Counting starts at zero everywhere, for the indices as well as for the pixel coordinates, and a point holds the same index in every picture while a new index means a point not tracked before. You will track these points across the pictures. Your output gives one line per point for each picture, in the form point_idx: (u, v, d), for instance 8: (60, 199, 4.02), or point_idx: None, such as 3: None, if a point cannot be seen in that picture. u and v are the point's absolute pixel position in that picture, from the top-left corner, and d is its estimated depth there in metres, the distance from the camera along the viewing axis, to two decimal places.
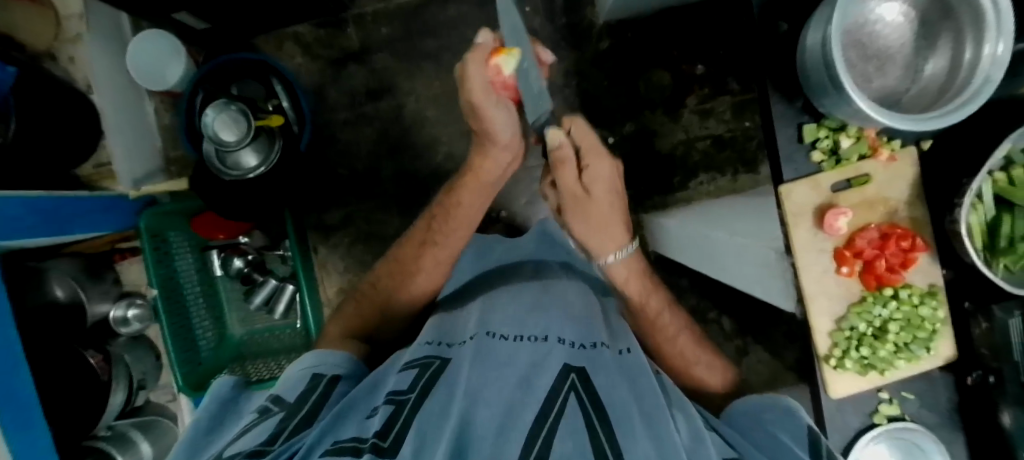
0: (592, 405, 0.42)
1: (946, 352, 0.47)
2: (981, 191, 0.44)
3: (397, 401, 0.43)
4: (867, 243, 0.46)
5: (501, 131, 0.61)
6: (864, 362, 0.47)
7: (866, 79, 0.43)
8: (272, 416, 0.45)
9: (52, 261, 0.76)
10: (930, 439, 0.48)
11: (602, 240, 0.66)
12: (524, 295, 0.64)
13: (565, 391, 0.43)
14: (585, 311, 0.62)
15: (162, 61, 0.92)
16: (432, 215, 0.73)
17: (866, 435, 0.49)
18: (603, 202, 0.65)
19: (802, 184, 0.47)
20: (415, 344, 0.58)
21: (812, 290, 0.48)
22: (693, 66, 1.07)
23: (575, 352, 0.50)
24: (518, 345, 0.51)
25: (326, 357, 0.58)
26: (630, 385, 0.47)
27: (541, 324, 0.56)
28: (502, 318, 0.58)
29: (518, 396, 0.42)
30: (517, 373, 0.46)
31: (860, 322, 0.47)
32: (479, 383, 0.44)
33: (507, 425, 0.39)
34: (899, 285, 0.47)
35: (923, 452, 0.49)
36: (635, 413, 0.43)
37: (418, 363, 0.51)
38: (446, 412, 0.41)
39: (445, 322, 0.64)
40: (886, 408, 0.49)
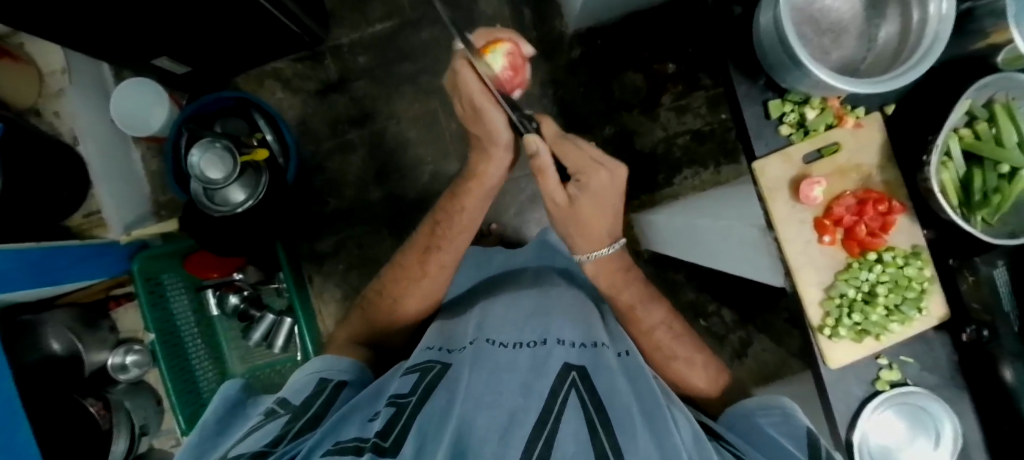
0: (593, 404, 0.42)
1: (938, 311, 0.48)
2: (948, 148, 0.45)
3: (398, 404, 0.43)
4: (844, 210, 0.47)
5: (502, 134, 0.62)
6: (858, 329, 0.47)
7: (824, 52, 0.44)
8: (278, 418, 0.46)
9: (47, 312, 0.76)
10: (932, 399, 0.48)
11: (584, 242, 0.67)
12: (524, 300, 0.64)
13: (566, 391, 0.43)
14: (583, 313, 0.62)
15: (146, 106, 0.95)
16: (434, 222, 0.72)
17: (870, 404, 0.49)
18: (585, 210, 0.64)
19: (775, 158, 0.49)
20: (417, 349, 0.58)
21: (798, 261, 0.49)
22: (664, 65, 1.10)
23: (576, 354, 0.50)
24: (519, 347, 0.51)
25: (333, 363, 0.59)
26: (631, 385, 0.47)
27: (541, 325, 0.56)
28: (502, 325, 0.57)
29: (518, 395, 0.42)
30: (518, 376, 0.46)
31: (849, 288, 0.47)
32: (479, 383, 0.44)
33: (508, 422, 0.39)
34: (883, 249, 0.48)
35: (931, 416, 0.48)
36: (635, 412, 0.43)
37: (420, 367, 0.52)
38: (447, 412, 0.41)
39: (445, 328, 0.64)
40: (887, 374, 0.50)
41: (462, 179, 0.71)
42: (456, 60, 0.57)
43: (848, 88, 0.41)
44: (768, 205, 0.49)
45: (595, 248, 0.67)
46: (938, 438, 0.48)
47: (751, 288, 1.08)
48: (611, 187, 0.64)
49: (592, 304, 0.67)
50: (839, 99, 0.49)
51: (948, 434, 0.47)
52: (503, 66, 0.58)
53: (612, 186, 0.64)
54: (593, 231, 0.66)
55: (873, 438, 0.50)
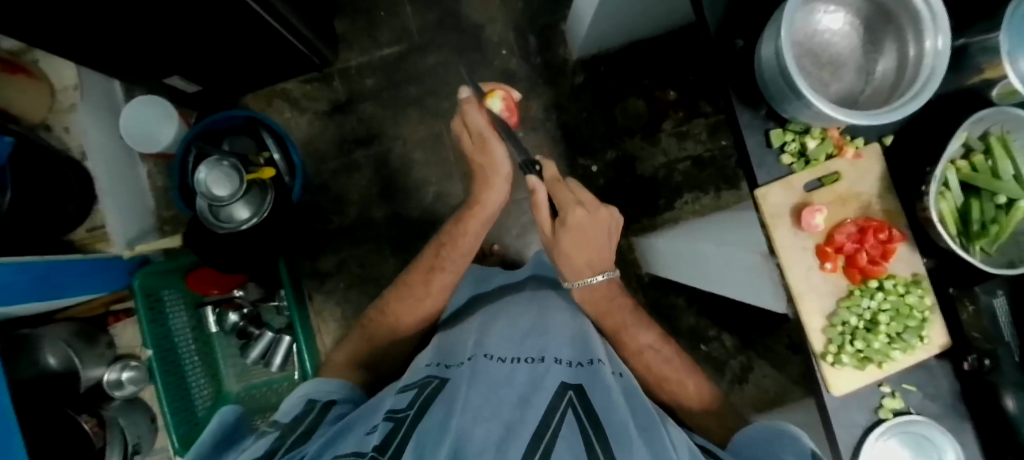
0: (590, 422, 0.41)
1: (939, 340, 0.48)
2: (946, 179, 0.46)
3: (398, 417, 0.43)
4: (845, 238, 0.48)
5: (501, 164, 0.73)
6: (860, 356, 0.48)
7: (823, 84, 0.46)
8: (267, 435, 0.46)
9: (44, 328, 0.75)
10: (937, 429, 0.48)
11: (573, 269, 0.69)
12: (522, 316, 0.61)
13: (563, 407, 0.42)
14: (582, 330, 0.60)
15: (154, 124, 0.96)
16: (440, 243, 0.74)
17: (874, 432, 0.49)
18: (570, 232, 0.68)
19: (776, 186, 0.50)
20: (416, 365, 0.57)
21: (801, 288, 0.49)
22: (665, 92, 1.12)
23: (572, 373, 0.49)
24: (515, 363, 0.50)
25: (321, 385, 0.57)
26: (627, 405, 0.46)
27: (538, 341, 0.55)
28: (499, 339, 0.56)
29: (514, 412, 0.41)
30: (515, 392, 0.45)
31: (851, 316, 0.48)
32: (479, 397, 0.43)
33: (506, 439, 0.38)
34: (883, 276, 0.48)
35: (936, 447, 0.49)
36: (632, 432, 0.42)
37: (418, 381, 0.50)
38: (444, 426, 0.40)
39: (444, 343, 0.63)
40: (890, 403, 0.49)
41: (467, 209, 0.76)
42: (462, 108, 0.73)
43: (841, 120, 0.43)
44: (770, 233, 0.50)
45: (582, 276, 0.68)
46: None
47: (752, 313, 1.08)
48: (590, 223, 0.68)
49: (582, 313, 0.66)
50: (839, 130, 0.50)
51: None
52: (502, 107, 0.71)
53: (595, 219, 0.69)
54: (572, 247, 0.68)
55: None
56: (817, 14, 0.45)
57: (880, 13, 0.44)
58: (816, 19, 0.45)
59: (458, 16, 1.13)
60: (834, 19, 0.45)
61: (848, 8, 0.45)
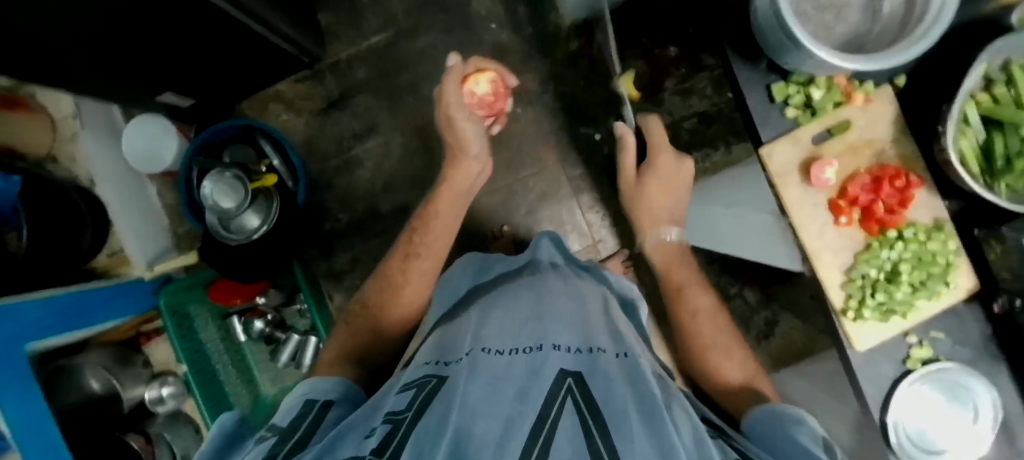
0: (587, 407, 0.40)
1: (966, 283, 0.47)
2: (966, 114, 0.44)
3: (394, 420, 0.42)
4: (857, 188, 0.47)
5: (473, 144, 0.77)
6: (882, 309, 0.46)
7: (827, 28, 0.43)
8: (266, 440, 0.43)
9: (80, 356, 0.78)
10: (967, 373, 0.47)
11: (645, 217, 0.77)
12: (521, 306, 0.61)
13: (562, 396, 0.41)
14: (582, 317, 0.59)
15: (156, 143, 0.97)
16: (412, 229, 0.78)
17: (905, 384, 0.48)
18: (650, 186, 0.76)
19: (782, 142, 0.48)
20: (414, 365, 0.56)
21: (816, 247, 0.48)
22: (664, 48, 1.07)
23: (572, 359, 0.48)
24: (512, 355, 0.48)
25: (316, 387, 0.56)
26: (628, 387, 0.45)
27: (535, 330, 0.54)
28: (496, 331, 0.55)
29: (512, 403, 0.40)
30: (514, 385, 0.43)
31: (870, 269, 0.47)
32: (478, 394, 0.42)
33: (503, 430, 0.37)
34: (903, 225, 0.47)
35: (967, 390, 0.48)
36: (633, 412, 0.40)
37: (415, 382, 0.49)
38: (442, 424, 0.38)
39: (443, 340, 0.61)
40: (918, 352, 0.49)
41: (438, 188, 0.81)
42: (449, 87, 0.75)
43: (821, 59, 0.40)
44: (779, 191, 0.48)
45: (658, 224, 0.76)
46: (982, 408, 0.47)
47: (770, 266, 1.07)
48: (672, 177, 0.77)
49: (584, 296, 0.66)
50: (846, 76, 0.47)
51: (989, 399, 0.47)
52: None
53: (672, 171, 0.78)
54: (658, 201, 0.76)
55: (922, 431, 0.49)
56: None
57: None
58: None
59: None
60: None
61: None
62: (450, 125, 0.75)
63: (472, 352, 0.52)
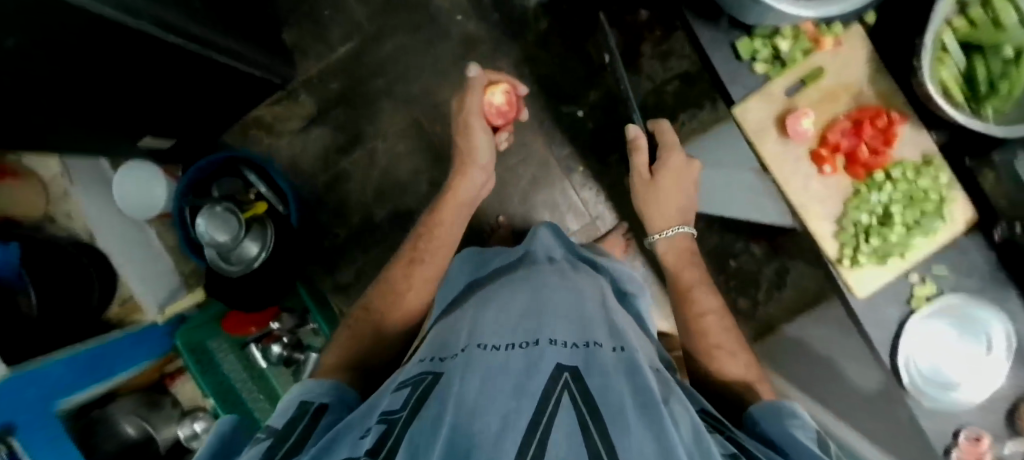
0: (584, 402, 0.39)
1: (961, 215, 0.46)
2: (943, 42, 0.41)
3: (390, 419, 0.41)
4: (837, 134, 0.45)
5: (481, 154, 0.78)
6: (879, 253, 0.45)
7: None
8: (259, 444, 0.40)
9: (113, 406, 0.81)
10: (976, 305, 0.46)
11: (655, 219, 0.70)
12: (517, 300, 0.60)
13: (559, 391, 0.40)
14: (579, 309, 0.58)
15: (147, 188, 0.98)
16: (415, 235, 0.77)
17: (910, 324, 0.47)
18: (665, 186, 0.69)
19: (755, 99, 0.46)
20: (408, 362, 0.54)
21: (803, 200, 0.47)
22: (636, 14, 1.04)
23: (568, 353, 0.47)
24: (510, 348, 0.48)
25: (313, 388, 0.51)
26: (626, 381, 0.44)
27: (532, 324, 0.53)
28: (493, 328, 0.54)
29: (509, 399, 0.39)
30: (511, 379, 0.42)
31: (861, 214, 0.46)
32: (475, 390, 0.41)
33: (501, 428, 0.36)
34: (889, 166, 0.45)
35: (979, 321, 0.46)
36: (631, 407, 0.39)
37: (411, 378, 0.48)
38: (439, 424, 0.38)
39: (436, 335, 0.60)
40: (921, 291, 0.47)
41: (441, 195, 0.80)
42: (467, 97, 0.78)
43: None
44: (759, 150, 0.47)
45: (671, 224, 0.69)
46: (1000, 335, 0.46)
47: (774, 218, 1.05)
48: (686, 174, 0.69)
49: (582, 289, 0.65)
50: (812, 22, 0.45)
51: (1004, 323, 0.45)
52: None
53: (687, 171, 0.70)
54: (671, 206, 0.69)
55: (946, 369, 0.47)
56: None
57: None
58: None
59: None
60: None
61: None
62: (466, 130, 0.78)
63: (468, 347, 0.51)
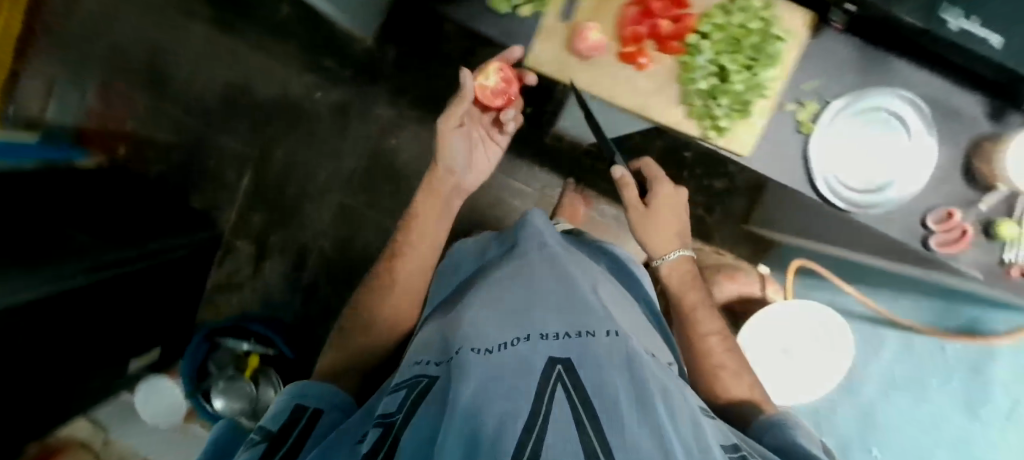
0: (582, 404, 0.26)
1: (795, 23, 0.42)
2: None
3: (386, 423, 0.31)
4: (630, 26, 0.43)
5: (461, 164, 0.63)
6: (734, 109, 0.43)
7: None
8: (254, 447, 0.34)
9: None
10: (865, 95, 0.43)
11: (659, 239, 0.58)
12: (514, 277, 0.44)
13: (551, 388, 0.28)
14: (571, 281, 0.42)
15: (165, 397, 0.98)
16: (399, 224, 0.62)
17: (813, 150, 0.44)
18: (664, 216, 0.58)
19: (538, 43, 0.44)
20: (414, 347, 0.40)
21: (638, 103, 0.44)
22: None
23: (562, 344, 0.33)
24: (499, 345, 0.32)
25: (311, 386, 0.43)
26: (627, 374, 0.30)
27: (524, 309, 0.37)
28: (489, 304, 0.39)
29: (499, 398, 0.27)
30: (502, 374, 0.29)
31: (700, 83, 0.43)
32: (463, 389, 0.27)
33: (489, 427, 0.24)
34: (698, 23, 0.42)
35: (878, 107, 0.44)
36: (629, 403, 0.27)
37: (408, 378, 0.35)
38: (435, 424, 0.26)
39: (434, 325, 0.43)
40: (805, 115, 0.44)
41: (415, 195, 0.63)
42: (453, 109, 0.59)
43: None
44: (573, 83, 0.44)
45: (672, 247, 0.58)
46: (908, 103, 0.43)
47: None
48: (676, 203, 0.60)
49: (587, 273, 0.48)
50: None
51: (903, 90, 0.43)
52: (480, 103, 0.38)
53: (677, 203, 0.60)
54: (668, 230, 0.58)
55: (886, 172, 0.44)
56: None
57: None
58: None
59: (249, 98, 1.02)
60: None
61: None
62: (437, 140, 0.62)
63: (466, 326, 0.36)
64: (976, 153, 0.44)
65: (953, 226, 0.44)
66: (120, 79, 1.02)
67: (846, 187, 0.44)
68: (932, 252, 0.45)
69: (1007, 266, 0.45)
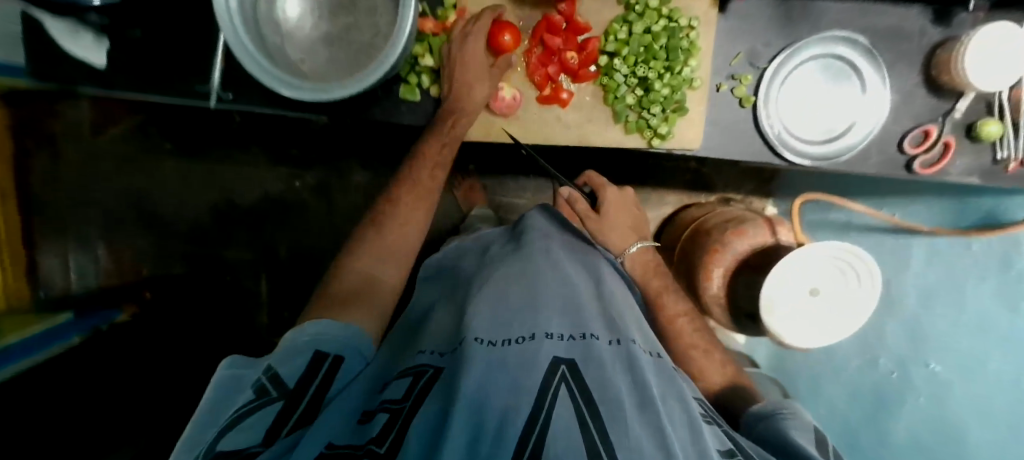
0: (586, 405, 0.27)
1: (700, 7, 0.41)
2: None
3: (393, 409, 0.29)
4: (539, 72, 0.43)
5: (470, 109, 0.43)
6: (667, 110, 0.41)
7: (375, 28, 0.43)
8: (267, 406, 0.30)
9: None
10: (799, 46, 0.41)
11: (617, 235, 0.57)
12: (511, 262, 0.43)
13: (556, 387, 0.28)
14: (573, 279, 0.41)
15: None
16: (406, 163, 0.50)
17: (762, 119, 0.42)
18: (616, 215, 0.57)
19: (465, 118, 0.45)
20: (426, 334, 0.39)
21: (573, 137, 0.44)
22: None
23: (568, 340, 0.32)
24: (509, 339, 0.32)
25: (332, 326, 0.36)
26: (627, 377, 0.31)
27: (530, 303, 0.36)
28: (489, 292, 0.38)
29: (507, 394, 0.27)
30: (509, 371, 0.29)
31: (624, 98, 0.42)
32: (475, 381, 0.28)
33: (501, 422, 0.25)
34: (603, 44, 0.42)
35: (817, 52, 0.42)
36: (627, 405, 0.28)
37: (410, 366, 0.34)
38: (443, 414, 0.26)
39: (442, 312, 0.42)
40: (741, 90, 0.42)
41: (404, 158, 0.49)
42: (468, 30, 0.42)
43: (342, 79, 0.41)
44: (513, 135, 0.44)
45: (631, 240, 0.57)
46: (827, 43, 0.42)
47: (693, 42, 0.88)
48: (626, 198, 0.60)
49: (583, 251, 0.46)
50: (425, 18, 0.44)
51: (817, 34, 0.41)
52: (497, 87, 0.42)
53: (628, 201, 0.60)
54: (624, 228, 0.57)
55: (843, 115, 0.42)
56: (300, 28, 0.44)
57: None
58: (305, 30, 0.44)
59: (239, 209, 1.01)
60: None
61: None
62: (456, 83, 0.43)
63: (475, 314, 0.35)
64: (933, 64, 0.42)
65: (930, 145, 0.43)
66: (122, 231, 1.01)
67: (808, 142, 0.43)
68: (917, 175, 0.44)
69: (1003, 164, 0.43)
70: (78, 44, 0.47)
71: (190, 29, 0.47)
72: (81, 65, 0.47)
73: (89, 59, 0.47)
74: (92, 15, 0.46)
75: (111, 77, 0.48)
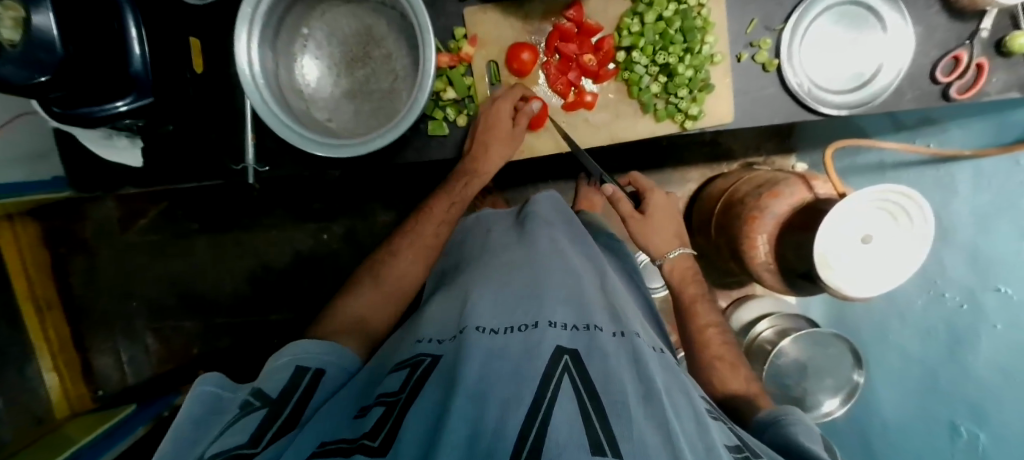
0: (586, 389, 0.29)
1: None
2: None
3: (388, 402, 0.31)
4: (561, 80, 0.45)
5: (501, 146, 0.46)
6: (695, 90, 0.43)
7: (393, 73, 0.45)
8: (254, 413, 0.33)
9: None
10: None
11: (659, 240, 0.59)
12: (506, 260, 0.45)
13: (558, 375, 0.30)
14: (575, 275, 0.43)
15: None
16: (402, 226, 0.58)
17: (788, 78, 0.42)
18: (661, 219, 0.60)
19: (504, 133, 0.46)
20: (424, 322, 0.42)
21: (606, 134, 0.46)
22: None
23: (570, 334, 0.35)
24: (511, 328, 0.35)
25: (316, 344, 0.42)
26: (630, 369, 0.32)
27: (531, 297, 0.39)
28: (489, 290, 0.40)
29: (506, 383, 0.29)
30: (510, 362, 0.31)
31: (649, 88, 0.44)
32: (474, 374, 0.29)
33: (502, 408, 0.27)
34: (617, 41, 0.43)
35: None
36: (631, 395, 0.29)
37: (409, 356, 0.36)
38: (443, 406, 0.28)
39: (440, 304, 0.44)
40: (763, 56, 0.42)
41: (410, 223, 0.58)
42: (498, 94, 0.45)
43: (373, 131, 0.43)
44: (566, 138, 0.46)
45: (674, 245, 0.59)
46: None
47: None
48: (671, 202, 0.62)
49: (574, 249, 0.48)
50: (440, 53, 0.45)
51: None
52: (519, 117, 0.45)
53: (672, 207, 0.62)
54: (666, 233, 0.60)
55: (867, 58, 0.43)
56: (321, 87, 0.45)
57: (359, 32, 0.45)
58: (326, 89, 0.45)
59: (272, 273, 1.01)
60: (317, 35, 0.45)
61: (322, 54, 0.45)
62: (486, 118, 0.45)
63: (475, 310, 0.38)
64: None
65: (962, 71, 0.43)
66: (168, 315, 1.02)
67: (833, 92, 0.43)
68: (955, 101, 0.44)
69: None
70: (115, 150, 0.48)
71: (219, 112, 0.49)
72: (122, 167, 0.50)
73: (127, 162, 0.49)
74: (123, 120, 0.42)
75: (150, 173, 0.50)
